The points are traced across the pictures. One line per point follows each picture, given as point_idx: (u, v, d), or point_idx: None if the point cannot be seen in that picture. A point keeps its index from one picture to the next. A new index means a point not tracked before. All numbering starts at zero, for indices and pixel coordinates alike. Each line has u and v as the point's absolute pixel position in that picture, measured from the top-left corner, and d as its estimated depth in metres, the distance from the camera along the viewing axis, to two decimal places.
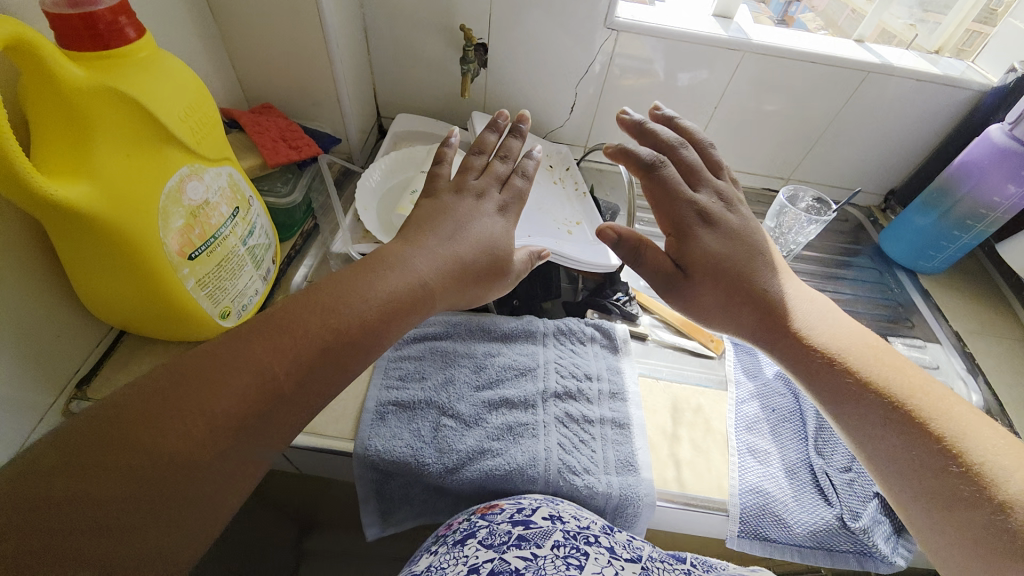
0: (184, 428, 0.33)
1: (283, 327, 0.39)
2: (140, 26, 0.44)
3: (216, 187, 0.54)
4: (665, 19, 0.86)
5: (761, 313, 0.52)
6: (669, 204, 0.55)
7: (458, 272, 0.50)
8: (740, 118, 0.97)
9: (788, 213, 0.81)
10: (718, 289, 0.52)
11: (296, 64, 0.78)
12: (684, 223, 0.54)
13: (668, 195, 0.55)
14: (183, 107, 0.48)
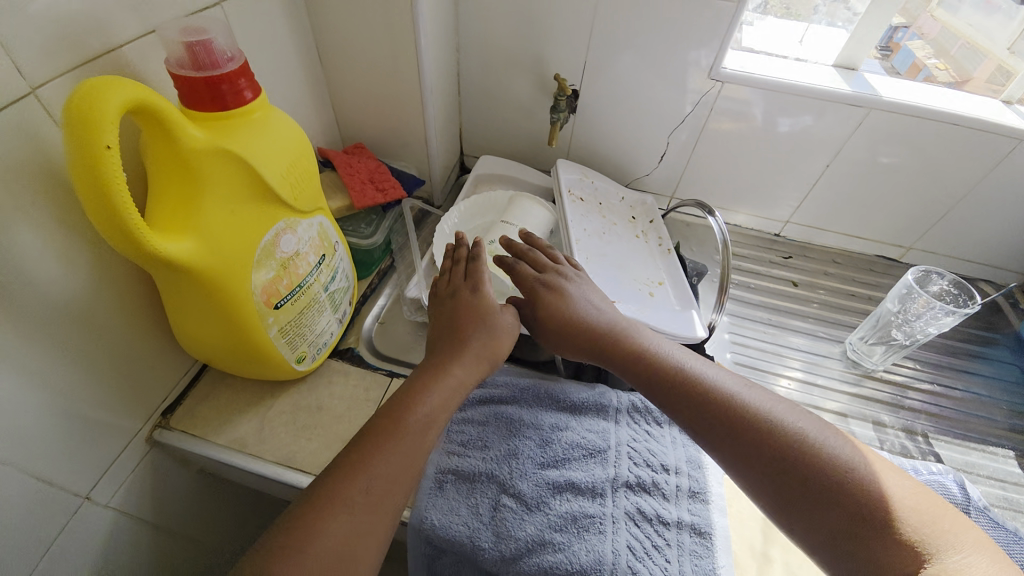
0: (329, 524, 0.38)
1: (378, 424, 0.44)
2: (256, 88, 0.47)
3: (307, 237, 0.55)
4: (777, 70, 0.79)
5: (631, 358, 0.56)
6: (540, 278, 0.61)
7: (484, 343, 0.53)
8: (855, 177, 0.87)
9: (917, 298, 0.73)
10: (579, 340, 0.58)
11: (391, 107, 0.80)
12: (545, 295, 0.59)
13: (535, 272, 0.62)
14: (287, 163, 0.50)
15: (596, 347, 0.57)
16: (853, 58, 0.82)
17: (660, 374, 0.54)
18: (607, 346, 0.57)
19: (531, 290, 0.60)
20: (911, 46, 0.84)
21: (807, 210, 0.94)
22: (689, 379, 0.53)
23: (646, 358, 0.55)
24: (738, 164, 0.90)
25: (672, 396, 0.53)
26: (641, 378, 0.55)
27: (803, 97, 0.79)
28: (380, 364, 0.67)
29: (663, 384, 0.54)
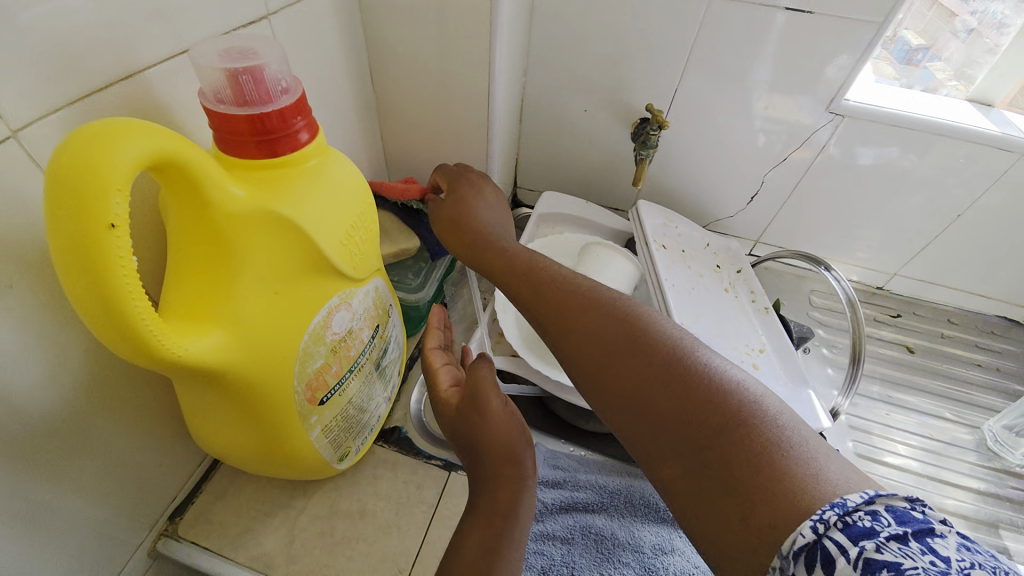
0: None
1: None
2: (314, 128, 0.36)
3: (362, 310, 0.43)
4: (908, 104, 0.67)
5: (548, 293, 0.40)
6: (460, 198, 0.52)
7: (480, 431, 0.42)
8: (990, 230, 0.73)
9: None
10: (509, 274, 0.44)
11: (448, 137, 0.69)
12: (464, 217, 0.50)
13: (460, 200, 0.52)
14: (345, 222, 0.38)
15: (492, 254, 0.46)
16: (990, 93, 0.69)
17: (530, 270, 0.43)
18: (496, 251, 0.46)
19: (449, 215, 0.51)
20: (931, 68, 0.71)
21: (921, 263, 0.81)
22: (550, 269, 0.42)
23: (528, 257, 0.44)
24: (843, 206, 0.77)
25: (566, 306, 0.38)
26: (518, 276, 0.43)
27: (938, 135, 0.66)
28: (433, 451, 0.55)
29: (541, 275, 0.42)
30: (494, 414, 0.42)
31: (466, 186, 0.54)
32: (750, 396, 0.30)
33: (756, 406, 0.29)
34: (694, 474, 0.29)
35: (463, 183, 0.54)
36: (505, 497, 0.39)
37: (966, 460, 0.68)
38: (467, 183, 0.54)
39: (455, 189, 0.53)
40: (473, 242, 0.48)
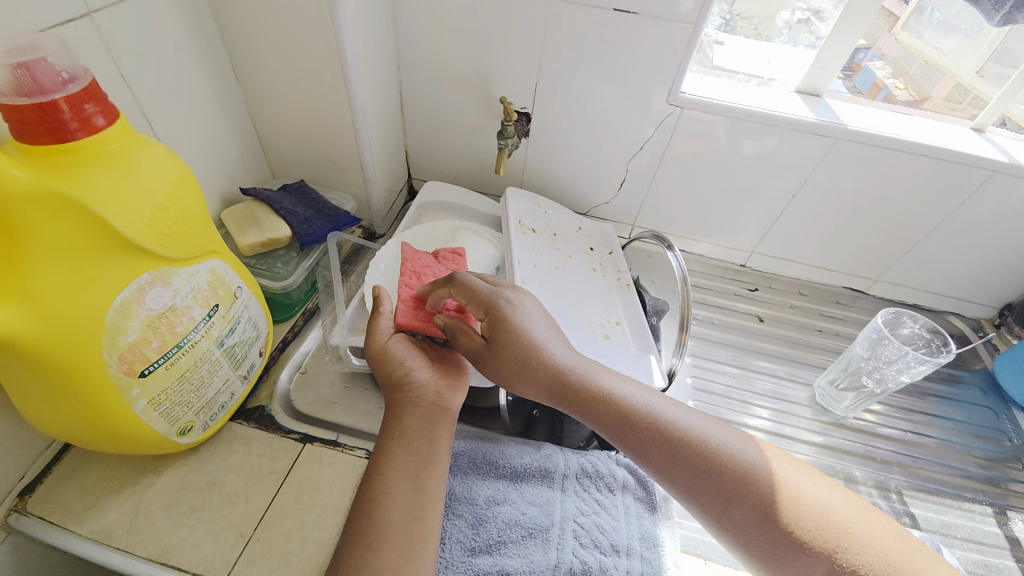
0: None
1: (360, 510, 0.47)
2: (111, 114, 0.38)
3: (189, 288, 0.46)
4: (739, 96, 0.75)
5: (661, 444, 0.47)
6: (543, 370, 0.50)
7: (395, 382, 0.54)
8: (822, 209, 0.82)
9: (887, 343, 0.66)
10: (624, 431, 0.48)
11: (319, 129, 0.71)
12: (578, 394, 0.49)
13: (538, 373, 0.50)
14: (155, 203, 0.41)
15: (638, 440, 0.48)
16: (817, 84, 0.77)
17: (689, 454, 0.47)
18: (648, 439, 0.48)
19: (553, 383, 0.50)
20: (872, 66, 0.80)
21: (774, 242, 0.89)
22: (702, 451, 0.47)
23: (671, 438, 0.48)
24: (699, 191, 0.85)
25: (678, 457, 0.47)
26: (676, 465, 0.47)
27: (763, 124, 0.74)
28: (293, 426, 0.59)
29: (699, 462, 0.47)
30: (374, 342, 0.55)
31: (506, 330, 0.52)
32: (841, 527, 0.44)
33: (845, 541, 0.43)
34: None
35: (514, 340, 0.51)
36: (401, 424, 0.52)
37: (802, 415, 0.75)
38: (516, 348, 0.51)
39: (529, 338, 0.51)
40: (607, 428, 0.49)
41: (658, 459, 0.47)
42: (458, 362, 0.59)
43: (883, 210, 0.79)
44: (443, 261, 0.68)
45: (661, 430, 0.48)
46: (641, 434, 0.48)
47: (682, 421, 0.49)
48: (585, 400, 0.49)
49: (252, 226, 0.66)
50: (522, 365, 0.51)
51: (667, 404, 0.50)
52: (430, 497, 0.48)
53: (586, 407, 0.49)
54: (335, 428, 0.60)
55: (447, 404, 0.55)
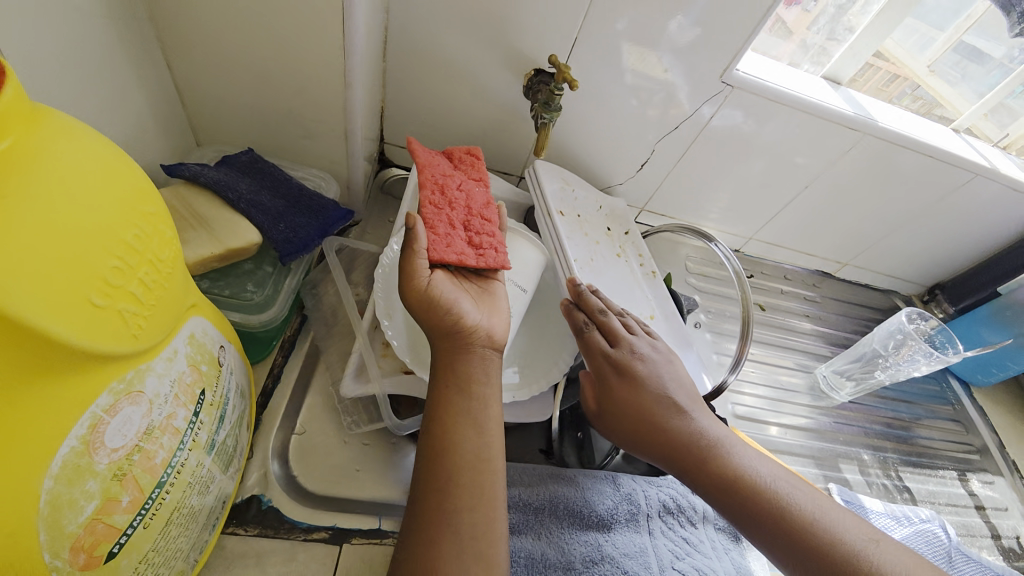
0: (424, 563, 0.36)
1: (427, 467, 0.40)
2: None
3: (171, 383, 0.27)
4: (788, 80, 0.69)
5: (784, 519, 0.38)
6: (665, 435, 0.43)
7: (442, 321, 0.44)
8: (826, 200, 0.83)
9: (908, 342, 0.72)
10: (742, 504, 0.40)
11: (284, 77, 0.48)
12: (702, 462, 0.41)
13: (657, 437, 0.43)
14: (114, 260, 0.21)
15: (765, 527, 0.39)
16: (840, 71, 0.74)
17: (821, 542, 0.37)
18: (775, 528, 0.38)
19: (677, 451, 0.42)
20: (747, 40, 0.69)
21: (772, 228, 0.90)
22: (841, 557, 0.36)
23: (806, 531, 0.38)
24: (719, 176, 0.80)
25: (805, 536, 0.37)
26: (812, 570, 0.36)
27: (804, 112, 0.69)
28: (315, 520, 0.43)
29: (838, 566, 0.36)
30: (411, 283, 0.44)
31: (622, 379, 0.45)
32: None
33: None
34: None
35: (629, 398, 0.44)
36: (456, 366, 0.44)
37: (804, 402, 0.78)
38: (631, 407, 0.44)
39: (652, 398, 0.44)
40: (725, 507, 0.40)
41: (778, 527, 0.38)
42: (500, 297, 0.50)
43: (874, 202, 0.83)
44: (459, 166, 0.56)
45: (791, 517, 0.38)
46: (766, 522, 0.39)
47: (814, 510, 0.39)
48: (709, 470, 0.41)
49: (195, 228, 0.42)
50: (638, 429, 0.44)
51: (799, 483, 0.41)
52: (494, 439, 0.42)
53: (710, 480, 0.41)
54: (374, 509, 0.46)
55: (498, 344, 0.47)
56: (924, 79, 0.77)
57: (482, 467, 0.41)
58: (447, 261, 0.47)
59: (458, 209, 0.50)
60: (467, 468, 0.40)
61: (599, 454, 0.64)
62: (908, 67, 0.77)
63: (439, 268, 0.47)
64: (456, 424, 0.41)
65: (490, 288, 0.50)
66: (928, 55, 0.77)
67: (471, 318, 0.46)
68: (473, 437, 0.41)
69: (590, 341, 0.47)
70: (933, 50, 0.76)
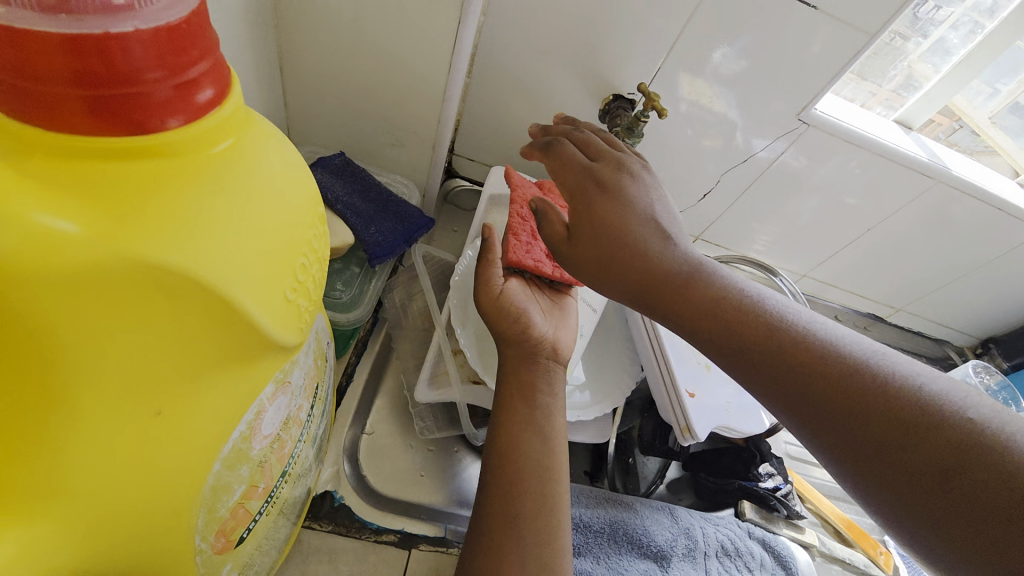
0: None
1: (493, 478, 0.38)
2: (218, 80, 0.18)
3: (304, 376, 0.27)
4: (862, 121, 0.69)
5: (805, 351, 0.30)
6: (732, 322, 0.33)
7: (511, 324, 0.43)
8: (888, 243, 0.83)
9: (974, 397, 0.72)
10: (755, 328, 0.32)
11: (388, 88, 0.50)
12: (777, 348, 0.31)
13: (720, 319, 0.33)
14: (299, 257, 0.22)
15: (859, 422, 0.27)
16: (911, 116, 0.73)
17: (826, 377, 0.29)
18: (882, 425, 0.27)
19: (740, 339, 0.32)
20: None
21: (827, 267, 0.89)
22: (973, 453, 0.24)
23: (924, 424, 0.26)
24: (780, 212, 0.80)
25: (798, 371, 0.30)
26: (943, 479, 0.24)
27: (876, 154, 0.69)
28: (384, 522, 0.44)
29: (973, 471, 0.24)
30: (485, 290, 0.43)
31: (598, 201, 0.39)
32: None
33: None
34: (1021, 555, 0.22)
35: (603, 233, 0.38)
36: (524, 374, 0.42)
37: None
38: (669, 273, 0.36)
39: (720, 281, 0.35)
40: (806, 408, 0.29)
41: (765, 359, 0.31)
42: (570, 313, 0.49)
43: (937, 248, 0.82)
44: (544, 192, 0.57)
45: (908, 407, 0.27)
46: (868, 415, 0.27)
47: (948, 398, 0.27)
48: (786, 357, 0.30)
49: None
50: (692, 307, 0.34)
51: (908, 367, 0.29)
52: (560, 451, 0.39)
53: (718, 303, 0.34)
54: (439, 516, 0.46)
55: (563, 357, 0.45)
56: (986, 129, 0.76)
57: (546, 479, 0.38)
58: (523, 267, 0.46)
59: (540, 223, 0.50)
60: (530, 477, 0.37)
61: (642, 482, 0.62)
62: (971, 117, 0.75)
63: (514, 275, 0.46)
64: (522, 432, 0.39)
65: (564, 303, 0.50)
66: (989, 107, 0.76)
67: (540, 328, 0.44)
68: (538, 447, 0.39)
69: (561, 161, 0.43)
70: (995, 103, 0.75)
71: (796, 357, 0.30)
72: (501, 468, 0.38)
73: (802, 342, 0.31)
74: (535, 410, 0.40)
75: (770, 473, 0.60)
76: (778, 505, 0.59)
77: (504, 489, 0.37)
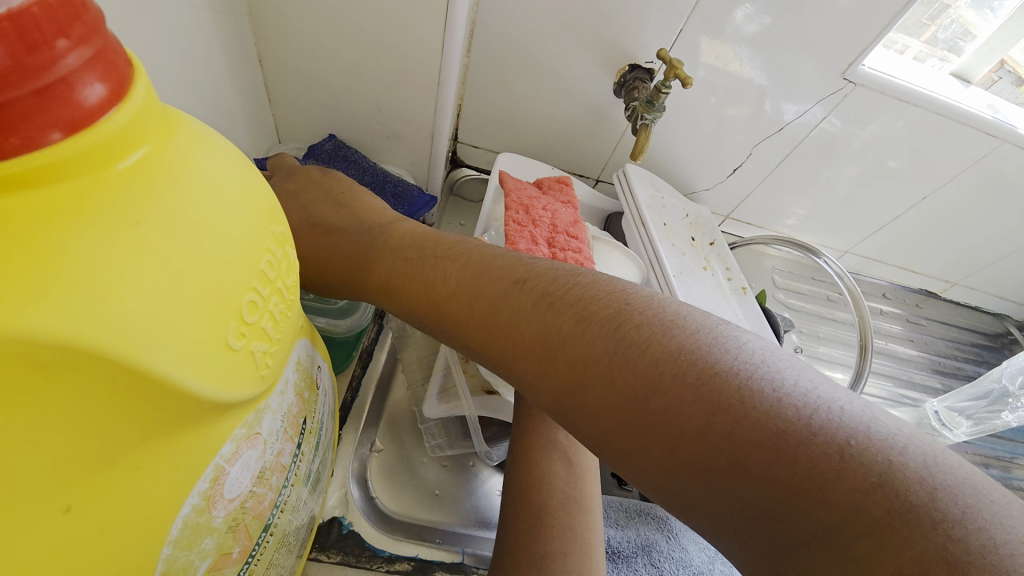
0: None
1: (517, 505, 0.35)
2: (107, 75, 0.14)
3: (282, 417, 0.24)
4: (917, 77, 0.61)
5: (526, 299, 0.26)
6: (508, 320, 0.27)
7: None
8: (947, 211, 0.74)
9: None
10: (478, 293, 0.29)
11: (378, 76, 0.46)
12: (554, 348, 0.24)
13: (498, 321, 0.27)
14: (245, 295, 0.17)
15: (657, 440, 0.21)
16: (972, 68, 0.65)
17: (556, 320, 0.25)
18: (656, 404, 0.21)
19: (536, 343, 0.25)
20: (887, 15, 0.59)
21: (874, 242, 0.81)
22: (813, 469, 0.18)
23: (739, 433, 0.19)
24: (820, 184, 0.72)
25: (528, 316, 0.26)
26: (768, 503, 0.18)
27: (934, 113, 0.61)
28: (396, 549, 0.40)
29: (817, 503, 0.17)
30: None
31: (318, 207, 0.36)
32: (816, 423, 0.18)
33: (822, 436, 0.18)
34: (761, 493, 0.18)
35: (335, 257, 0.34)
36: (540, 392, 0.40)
37: None
38: (447, 283, 0.30)
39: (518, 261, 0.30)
40: (600, 423, 0.23)
41: (494, 316, 0.27)
42: None
43: (1001, 215, 0.73)
44: (547, 193, 0.55)
45: (743, 414, 0.19)
46: (681, 432, 0.20)
47: (777, 385, 0.20)
48: (571, 354, 0.24)
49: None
50: (474, 308, 0.29)
51: (719, 342, 0.22)
52: (587, 478, 0.37)
53: (463, 278, 0.30)
54: (455, 540, 0.42)
55: None
56: None
57: (575, 511, 0.35)
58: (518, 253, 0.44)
59: (541, 226, 0.47)
60: (558, 511, 0.34)
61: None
62: None
63: None
64: (545, 449, 0.37)
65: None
66: None
67: None
68: (563, 473, 0.36)
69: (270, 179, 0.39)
70: None
71: (507, 314, 0.27)
72: (526, 496, 0.35)
73: (529, 288, 0.27)
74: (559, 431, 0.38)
75: None
76: None
77: (531, 523, 0.34)
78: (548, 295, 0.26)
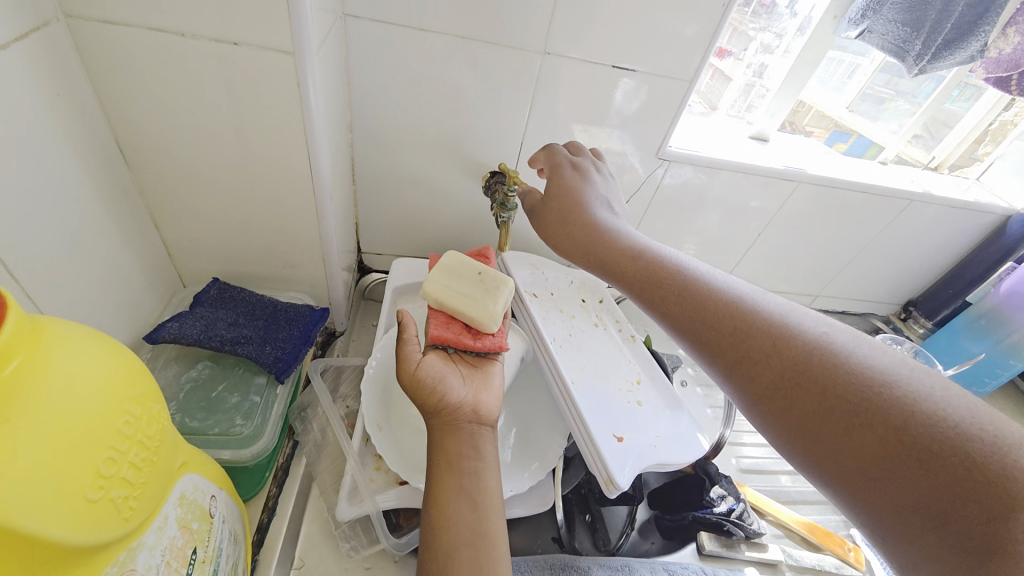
0: None
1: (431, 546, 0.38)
2: None
3: (160, 549, 0.27)
4: (718, 149, 0.76)
5: (736, 314, 0.39)
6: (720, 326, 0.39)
7: (441, 377, 0.46)
8: (785, 241, 0.89)
9: None
10: (691, 304, 0.41)
11: (264, 222, 0.53)
12: (800, 358, 0.35)
13: (714, 326, 0.39)
14: (105, 454, 0.22)
15: (832, 411, 0.32)
16: (765, 130, 0.80)
17: (760, 324, 0.38)
18: (836, 387, 0.33)
19: (742, 341, 0.37)
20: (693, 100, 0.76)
21: (740, 273, 0.94)
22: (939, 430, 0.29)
23: (891, 410, 0.30)
24: (679, 236, 0.86)
25: (737, 322, 0.38)
26: (908, 449, 0.29)
27: (743, 172, 0.76)
28: None
29: (944, 449, 0.28)
30: (402, 369, 0.46)
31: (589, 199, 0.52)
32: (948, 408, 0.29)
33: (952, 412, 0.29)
34: (909, 446, 0.29)
35: (594, 231, 0.49)
36: (456, 440, 0.43)
37: None
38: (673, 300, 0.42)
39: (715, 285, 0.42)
40: (788, 401, 0.34)
41: (713, 314, 0.39)
42: (494, 375, 0.51)
43: (827, 239, 0.89)
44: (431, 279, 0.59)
45: (897, 396, 0.31)
46: (855, 405, 0.31)
47: (917, 386, 0.31)
48: (771, 356, 0.36)
49: (463, 279, 0.53)
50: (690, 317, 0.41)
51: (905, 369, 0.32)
52: (492, 513, 0.40)
53: (684, 294, 0.42)
54: None
55: (490, 416, 0.47)
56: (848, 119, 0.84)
57: (482, 546, 0.38)
58: (444, 341, 0.50)
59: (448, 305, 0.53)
60: (462, 548, 0.38)
61: (613, 532, 0.59)
62: (834, 112, 0.82)
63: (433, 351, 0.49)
64: (452, 492, 0.40)
65: (489, 370, 0.52)
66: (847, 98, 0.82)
67: (460, 394, 0.46)
68: (468, 511, 0.39)
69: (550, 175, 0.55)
70: (850, 94, 0.81)
71: (724, 317, 0.39)
72: (436, 539, 0.38)
73: (738, 305, 0.39)
74: (464, 477, 0.41)
75: (721, 496, 0.60)
76: (734, 528, 0.58)
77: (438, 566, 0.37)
78: (754, 313, 0.38)
